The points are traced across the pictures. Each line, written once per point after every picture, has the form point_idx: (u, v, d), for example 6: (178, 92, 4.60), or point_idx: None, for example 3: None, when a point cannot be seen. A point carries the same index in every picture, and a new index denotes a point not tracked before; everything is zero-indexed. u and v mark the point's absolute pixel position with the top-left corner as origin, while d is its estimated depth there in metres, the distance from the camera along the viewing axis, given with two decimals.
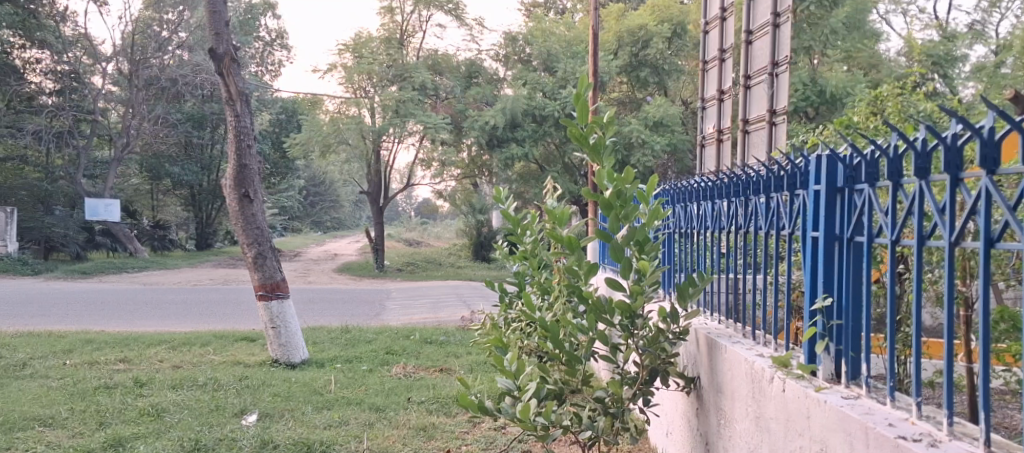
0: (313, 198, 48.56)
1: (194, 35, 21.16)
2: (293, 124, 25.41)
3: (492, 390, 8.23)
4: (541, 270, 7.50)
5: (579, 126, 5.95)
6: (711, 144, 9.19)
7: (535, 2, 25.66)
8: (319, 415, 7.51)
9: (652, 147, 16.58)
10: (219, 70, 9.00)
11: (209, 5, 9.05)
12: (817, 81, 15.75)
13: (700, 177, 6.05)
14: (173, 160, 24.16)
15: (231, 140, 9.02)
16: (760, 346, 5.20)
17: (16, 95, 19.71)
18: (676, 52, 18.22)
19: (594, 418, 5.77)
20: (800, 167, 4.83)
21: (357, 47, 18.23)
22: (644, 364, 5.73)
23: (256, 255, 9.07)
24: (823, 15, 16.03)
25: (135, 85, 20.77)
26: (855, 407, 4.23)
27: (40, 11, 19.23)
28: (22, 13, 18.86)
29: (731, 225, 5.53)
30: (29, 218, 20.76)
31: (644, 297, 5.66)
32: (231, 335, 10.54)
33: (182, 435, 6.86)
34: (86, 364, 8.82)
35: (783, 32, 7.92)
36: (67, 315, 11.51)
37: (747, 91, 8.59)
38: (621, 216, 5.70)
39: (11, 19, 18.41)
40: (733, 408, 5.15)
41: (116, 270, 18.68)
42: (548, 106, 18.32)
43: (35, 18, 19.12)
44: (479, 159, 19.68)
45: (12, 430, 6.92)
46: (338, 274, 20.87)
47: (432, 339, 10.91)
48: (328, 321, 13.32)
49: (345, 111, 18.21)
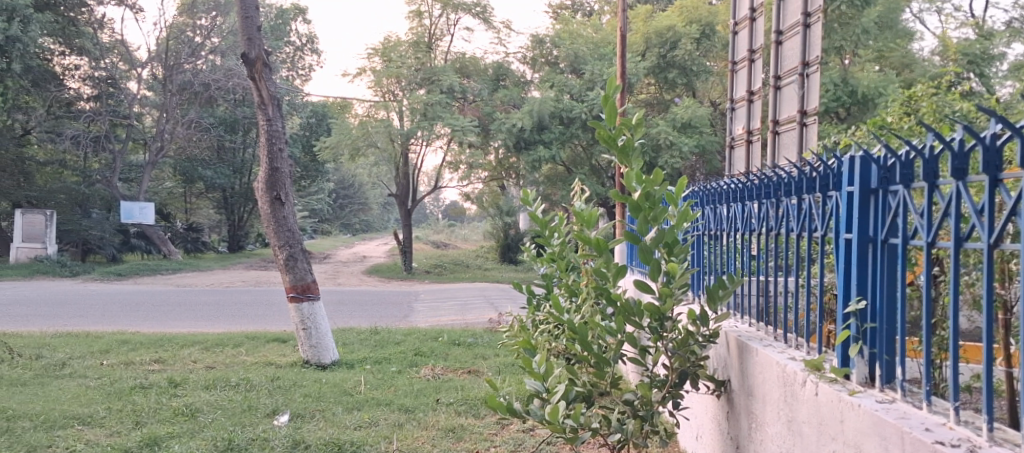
0: (343, 201, 48.86)
1: (226, 40, 21.40)
2: (323, 127, 25.62)
3: (520, 392, 8.29)
4: (568, 272, 7.55)
5: (608, 128, 6.02)
6: (740, 145, 9.21)
7: (563, 5, 25.71)
8: (350, 415, 7.61)
9: (680, 148, 16.58)
10: (251, 74, 9.12)
11: (241, 10, 9.17)
12: (848, 82, 15.68)
13: (730, 179, 6.09)
14: (206, 163, 24.43)
15: (263, 144, 9.15)
16: (792, 349, 5.22)
17: (56, 100, 19.98)
18: (704, 54, 18.18)
19: (624, 420, 5.83)
20: (833, 168, 4.87)
21: (385, 51, 18.36)
22: (674, 367, 5.77)
23: (288, 257, 9.20)
24: (854, 14, 15.95)
25: (169, 90, 21.06)
26: (890, 411, 4.26)
27: (79, 19, 19.42)
28: (62, 21, 19.13)
29: (762, 227, 5.56)
30: (67, 221, 21.12)
31: (673, 299, 5.70)
32: (264, 336, 10.68)
33: (216, 435, 6.97)
34: (122, 364, 8.97)
35: (813, 32, 7.93)
36: (104, 316, 11.71)
37: (777, 92, 8.62)
38: (650, 217, 5.75)
39: (53, 28, 18.67)
40: (765, 412, 5.18)
41: (150, 272, 18.93)
42: (576, 108, 18.39)
43: (74, 26, 19.34)
44: (507, 162, 19.75)
45: (52, 428, 7.06)
46: (367, 276, 21.01)
47: (460, 341, 10.99)
48: (358, 322, 13.45)
49: (374, 115, 18.35)
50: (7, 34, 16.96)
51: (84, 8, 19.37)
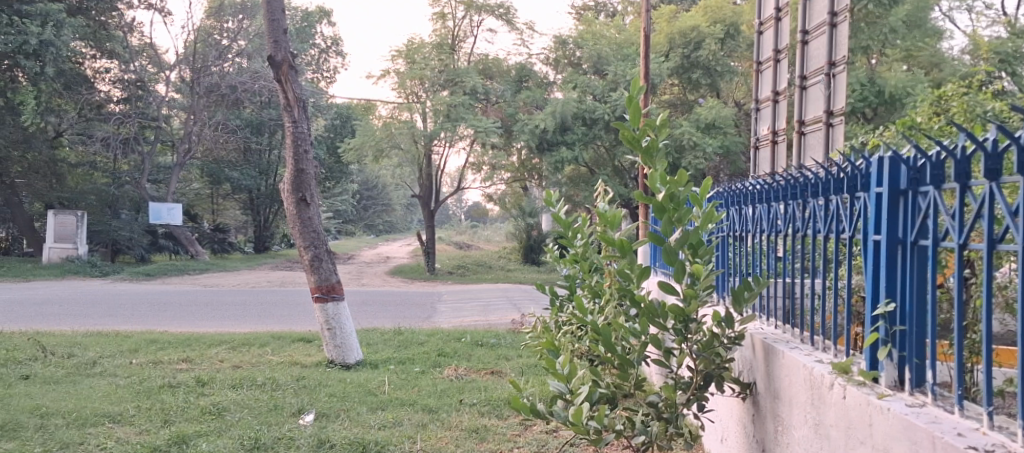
0: (367, 202, 49.10)
1: (253, 43, 21.56)
2: (348, 128, 25.76)
3: (543, 393, 8.34)
4: (592, 273, 7.58)
5: (632, 129, 6.06)
6: (766, 145, 9.20)
7: (586, 6, 25.71)
8: (374, 415, 7.67)
9: (704, 149, 16.56)
10: (277, 76, 9.20)
11: (268, 13, 9.26)
12: (875, 82, 15.60)
13: (755, 180, 6.10)
14: (233, 165, 24.76)
15: (288, 146, 9.24)
16: (819, 352, 5.23)
17: (87, 103, 20.13)
18: (728, 54, 18.14)
19: (648, 423, 5.85)
20: (861, 170, 4.88)
21: (409, 53, 18.44)
22: (698, 369, 5.78)
23: (313, 258, 9.28)
24: (881, 13, 15.87)
25: (197, 93, 21.26)
26: (921, 415, 4.28)
27: (110, 23, 19.81)
28: (93, 25, 19.34)
29: (789, 229, 5.57)
30: (97, 222, 21.38)
31: (698, 301, 5.71)
32: (289, 336, 10.77)
33: (243, 433, 7.05)
34: (151, 364, 9.06)
35: (840, 32, 7.92)
36: (133, 316, 11.85)
37: (803, 92, 8.62)
38: (674, 218, 5.77)
39: (85, 31, 19.07)
40: (792, 415, 5.19)
41: (178, 272, 19.14)
42: (599, 109, 18.35)
43: (105, 30, 19.75)
44: (530, 163, 19.78)
45: (84, 425, 7.16)
46: (391, 277, 21.11)
47: (483, 341, 11.04)
48: (382, 323, 13.53)
49: (398, 117, 18.50)
50: (41, 38, 17.04)
51: (115, 12, 19.71)
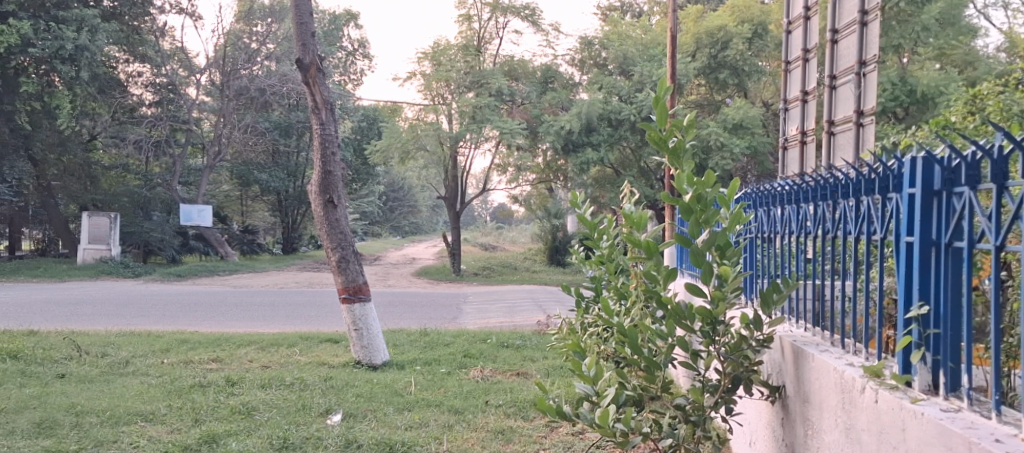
0: (392, 203, 49.39)
1: (281, 46, 21.67)
2: (374, 130, 25.87)
3: (569, 395, 8.36)
4: (618, 275, 7.58)
5: (658, 130, 6.05)
6: (794, 145, 9.17)
7: (612, 6, 25.71)
8: (401, 416, 7.72)
9: (731, 149, 16.51)
10: (305, 79, 9.27)
11: (296, 16, 9.32)
12: (906, 81, 15.49)
13: (784, 181, 6.07)
14: (262, 167, 24.95)
15: (316, 148, 9.31)
16: (850, 355, 5.24)
17: (121, 107, 20.36)
18: (756, 53, 18.06)
19: (675, 426, 5.85)
20: (893, 170, 4.88)
21: (435, 55, 18.50)
22: (726, 372, 5.78)
23: (340, 259, 9.34)
24: (913, 11, 15.74)
25: (226, 95, 21.41)
26: (956, 420, 4.35)
27: (142, 27, 19.83)
28: (127, 30, 19.47)
29: (819, 230, 5.55)
30: (130, 224, 21.69)
31: (725, 303, 5.71)
32: (317, 336, 10.84)
33: (271, 433, 7.12)
34: (182, 363, 9.17)
35: (871, 30, 7.90)
36: (165, 316, 11.98)
37: (832, 92, 8.58)
38: (701, 219, 5.78)
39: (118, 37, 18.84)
40: (822, 419, 5.19)
41: (208, 273, 19.35)
42: (625, 109, 18.28)
43: (138, 34, 19.78)
44: (555, 164, 19.80)
45: (116, 423, 7.25)
46: (417, 278, 21.18)
47: (508, 343, 11.07)
48: (408, 323, 13.60)
49: (424, 118, 18.63)
50: (76, 43, 17.21)
51: (147, 17, 19.77)
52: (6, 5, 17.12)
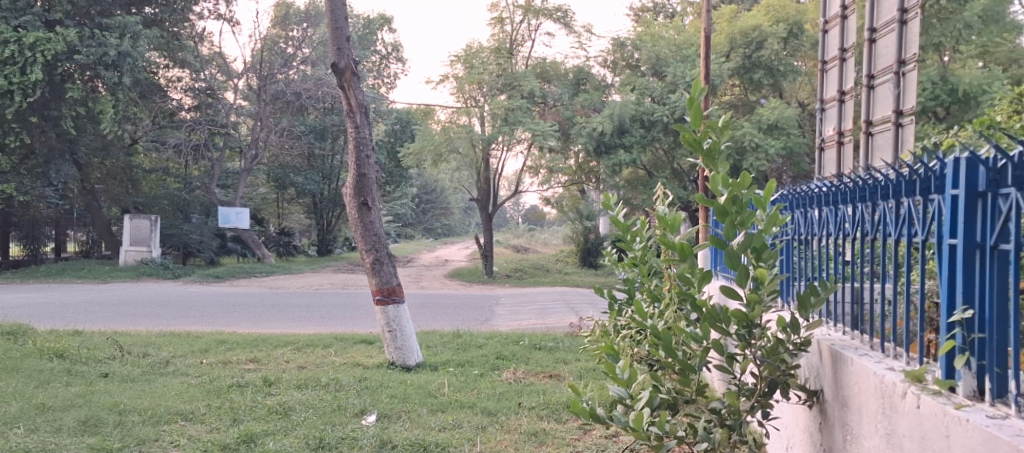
0: (425, 205, 49.65)
1: (317, 51, 22.03)
2: (407, 133, 26.01)
3: (602, 397, 8.35)
4: (651, 277, 7.55)
5: (693, 131, 6.04)
6: (831, 146, 9.14)
7: (645, 7, 25.70)
8: (434, 417, 7.76)
9: (766, 150, 16.45)
10: (340, 83, 9.36)
11: (332, 21, 9.40)
12: (948, 79, 15.32)
13: (822, 183, 6.03)
14: (298, 170, 25.23)
15: (351, 151, 9.39)
16: (890, 359, 5.22)
17: (161, 112, 20.44)
18: (791, 53, 17.98)
19: (710, 429, 5.84)
20: (935, 171, 4.88)
21: (468, 58, 18.64)
22: (763, 376, 5.75)
23: (374, 261, 9.41)
24: (954, 8, 15.39)
25: (263, 100, 21.61)
26: (1004, 428, 4.37)
27: (182, 33, 20.03)
28: (168, 36, 19.69)
29: (857, 232, 5.52)
30: (170, 226, 22.10)
31: (762, 306, 5.69)
32: (352, 338, 10.91)
33: (308, 433, 7.19)
34: (220, 363, 9.28)
35: (910, 29, 7.85)
36: (203, 317, 12.11)
37: (870, 92, 8.53)
38: (737, 221, 5.76)
39: (160, 42, 18.98)
40: (861, 424, 5.18)
41: (245, 274, 19.55)
42: (657, 111, 18.19)
43: (178, 40, 19.89)
44: (587, 166, 19.79)
45: (158, 422, 7.36)
46: (450, 280, 21.28)
47: (541, 345, 11.08)
48: (441, 325, 13.65)
49: (456, 121, 18.74)
50: (119, 50, 17.45)
51: (187, 23, 20.01)
52: (52, 14, 17.46)
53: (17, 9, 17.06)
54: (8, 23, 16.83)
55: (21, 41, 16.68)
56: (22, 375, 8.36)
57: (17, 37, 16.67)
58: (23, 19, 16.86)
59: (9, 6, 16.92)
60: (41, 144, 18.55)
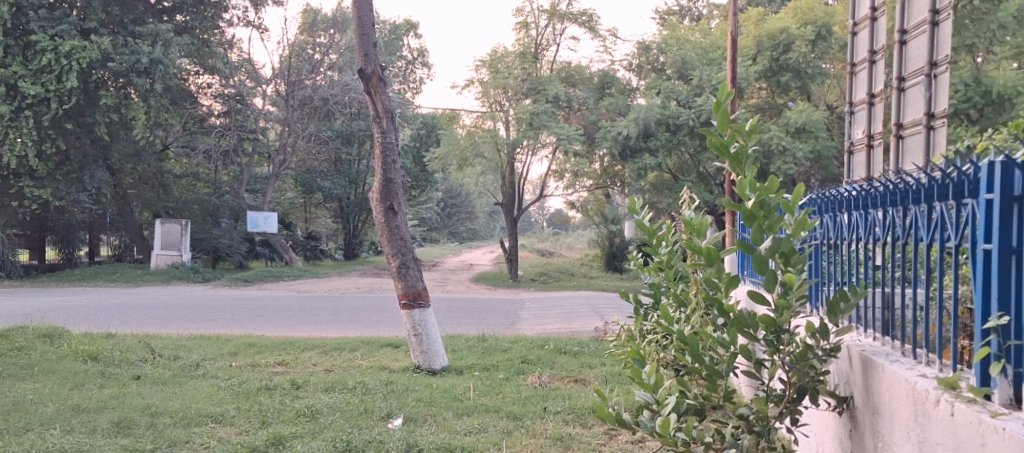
0: (450, 209, 49.78)
1: (343, 56, 22.13)
2: (433, 138, 26.10)
3: (628, 402, 8.34)
4: (677, 281, 7.51)
5: (719, 135, 6.02)
6: (861, 149, 9.10)
7: (671, 10, 25.66)
8: (460, 421, 7.79)
9: (794, 154, 16.38)
10: (367, 89, 9.41)
11: (359, 27, 9.45)
12: (981, 81, 15.19)
13: (851, 186, 5.98)
14: (325, 175, 25.39)
15: (378, 156, 9.44)
16: (923, 366, 5.19)
17: (191, 117, 20.88)
18: (820, 55, 17.94)
19: (739, 436, 5.83)
20: (968, 175, 4.86)
21: (493, 62, 18.71)
22: (792, 382, 5.72)
23: (400, 265, 9.44)
24: (988, 9, 15.01)
25: (291, 105, 21.74)
26: None
27: (212, 40, 20.21)
28: (199, 43, 19.83)
29: (887, 236, 5.47)
30: (200, 230, 22.32)
31: (790, 311, 5.66)
32: (378, 341, 10.95)
33: (336, 435, 7.23)
34: (249, 366, 9.35)
35: (942, 30, 7.81)
36: (232, 320, 12.20)
37: (901, 94, 8.48)
38: (764, 226, 5.72)
39: (190, 49, 19.17)
40: (893, 431, 5.16)
41: (273, 278, 19.65)
42: (683, 115, 18.12)
43: (208, 47, 20.04)
44: (612, 169, 19.80)
45: (189, 424, 7.42)
46: (475, 284, 21.32)
47: (566, 349, 11.08)
48: (467, 329, 13.68)
49: (482, 125, 18.82)
50: (151, 57, 17.62)
51: (217, 30, 20.20)
52: (87, 22, 17.68)
53: (54, 18, 17.31)
54: (44, 32, 17.05)
55: (57, 49, 16.90)
56: (58, 376, 8.47)
57: (53, 46, 16.91)
58: (59, 28, 17.09)
59: (46, 15, 17.15)
60: (76, 150, 18.73)
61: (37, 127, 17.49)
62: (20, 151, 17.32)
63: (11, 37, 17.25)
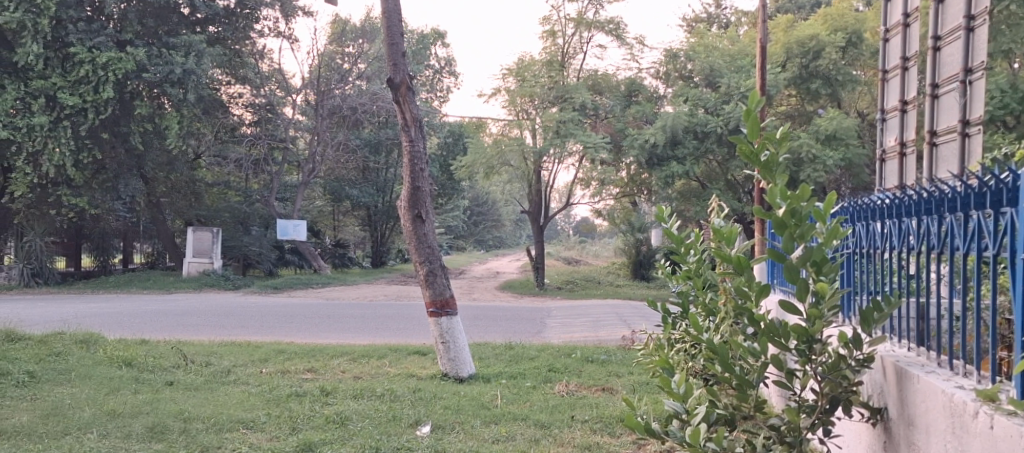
0: (477, 218, 49.63)
1: (372, 66, 22.23)
2: (459, 146, 26.18)
3: (657, 411, 8.30)
4: (705, 290, 7.45)
5: (750, 143, 5.98)
6: (893, 157, 9.05)
7: (699, 17, 25.59)
8: (488, 429, 7.79)
9: (824, 161, 16.33)
10: (395, 97, 9.44)
11: (388, 36, 9.48)
12: (1017, 87, 15.05)
13: (884, 194, 5.91)
14: (353, 183, 25.55)
15: (406, 164, 9.47)
16: (959, 377, 5.15)
17: (222, 127, 21.09)
18: (850, 62, 17.84)
19: (770, 446, 5.79)
20: (1006, 183, 4.84)
21: (520, 70, 18.83)
22: (824, 392, 5.67)
23: (428, 272, 9.45)
24: None
25: (321, 114, 21.83)
26: None
27: (243, 50, 20.42)
28: (230, 53, 20.02)
29: (922, 246, 5.42)
30: (230, 237, 22.48)
31: (822, 321, 5.61)
32: (405, 349, 10.97)
33: (365, 442, 7.25)
34: (279, 373, 9.41)
35: (978, 36, 7.74)
36: (262, 327, 12.27)
37: (934, 101, 8.43)
38: (795, 235, 5.67)
39: (222, 59, 19.31)
40: (930, 443, 5.11)
41: (303, 286, 19.74)
42: (710, 122, 18.08)
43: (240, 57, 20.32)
44: (639, 177, 19.77)
45: (220, 430, 7.47)
46: (501, 291, 21.35)
47: (594, 357, 11.06)
48: (493, 337, 13.68)
49: (508, 133, 18.95)
50: (185, 67, 17.81)
51: (248, 40, 20.39)
52: (124, 34, 17.91)
53: (92, 30, 17.52)
54: (82, 44, 17.26)
55: (94, 61, 17.14)
56: (94, 381, 8.57)
57: (91, 57, 17.13)
58: (97, 40, 17.31)
59: (84, 28, 17.37)
60: (111, 159, 18.94)
61: (75, 137, 17.74)
62: (59, 160, 17.45)
63: (52, 49, 17.47)
